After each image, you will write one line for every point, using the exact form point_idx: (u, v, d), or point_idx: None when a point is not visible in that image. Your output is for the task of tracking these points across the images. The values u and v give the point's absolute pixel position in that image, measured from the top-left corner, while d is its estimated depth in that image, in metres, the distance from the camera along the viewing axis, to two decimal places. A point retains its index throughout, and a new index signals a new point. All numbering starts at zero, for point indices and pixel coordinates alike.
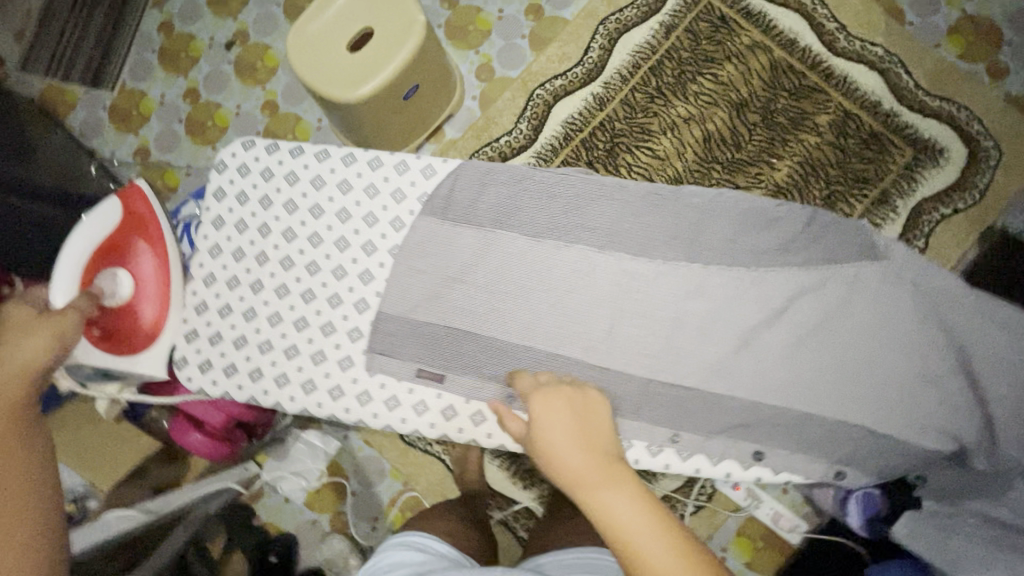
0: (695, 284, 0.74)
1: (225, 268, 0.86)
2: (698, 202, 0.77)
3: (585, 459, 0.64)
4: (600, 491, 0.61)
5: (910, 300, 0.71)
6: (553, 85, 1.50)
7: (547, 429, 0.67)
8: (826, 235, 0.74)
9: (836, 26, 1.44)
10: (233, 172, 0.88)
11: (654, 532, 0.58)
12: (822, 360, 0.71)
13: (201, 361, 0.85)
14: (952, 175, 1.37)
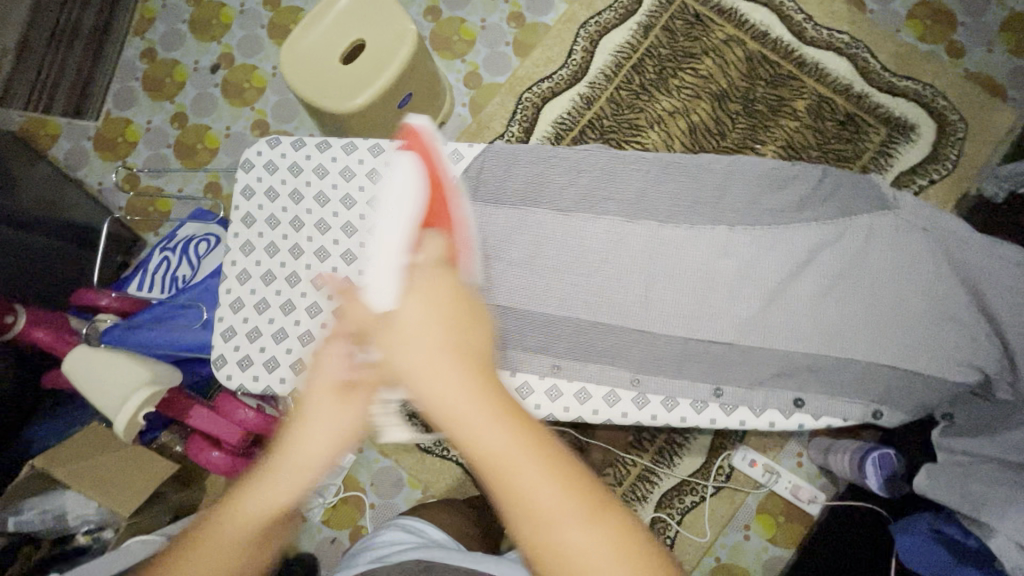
0: (720, 245, 0.75)
1: (260, 263, 0.94)
2: (718, 168, 0.79)
3: (445, 375, 0.49)
4: (463, 418, 0.47)
5: (927, 248, 0.74)
6: (541, 87, 1.54)
7: (396, 339, 0.51)
8: (839, 192, 0.77)
9: (803, 18, 1.52)
10: (261, 170, 0.96)
11: (537, 463, 0.47)
12: (854, 307, 0.73)
13: (240, 358, 0.92)
14: (924, 148, 1.44)
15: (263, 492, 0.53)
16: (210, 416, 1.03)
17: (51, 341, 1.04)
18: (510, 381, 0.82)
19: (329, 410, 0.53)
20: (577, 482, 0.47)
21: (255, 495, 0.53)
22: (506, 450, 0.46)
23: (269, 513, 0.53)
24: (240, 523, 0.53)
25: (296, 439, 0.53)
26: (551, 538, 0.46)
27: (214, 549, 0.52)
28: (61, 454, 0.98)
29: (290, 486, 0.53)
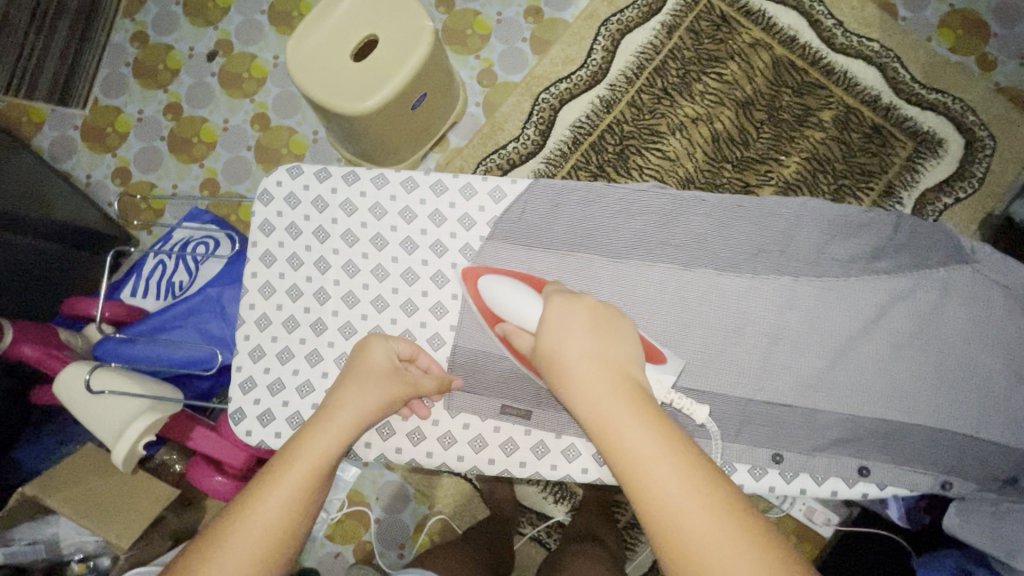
0: (784, 295, 0.71)
1: (280, 308, 0.79)
2: (786, 211, 0.73)
3: (597, 380, 0.54)
4: (605, 408, 0.52)
5: (1002, 303, 0.68)
6: (559, 89, 1.47)
7: (557, 345, 0.57)
8: (914, 240, 0.72)
9: (833, 23, 1.45)
10: (282, 203, 0.79)
11: (668, 455, 0.49)
12: (920, 368, 0.68)
13: (260, 413, 0.77)
14: (951, 165, 1.40)
15: (302, 457, 0.57)
16: (211, 438, 0.97)
17: (40, 357, 0.95)
18: (553, 443, 0.75)
19: (366, 385, 0.63)
20: (707, 476, 0.48)
21: (297, 460, 0.56)
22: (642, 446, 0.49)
23: (312, 472, 0.56)
24: (289, 484, 0.54)
25: (336, 408, 0.61)
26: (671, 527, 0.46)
27: (271, 509, 0.53)
28: (57, 474, 0.93)
29: (326, 451, 0.58)
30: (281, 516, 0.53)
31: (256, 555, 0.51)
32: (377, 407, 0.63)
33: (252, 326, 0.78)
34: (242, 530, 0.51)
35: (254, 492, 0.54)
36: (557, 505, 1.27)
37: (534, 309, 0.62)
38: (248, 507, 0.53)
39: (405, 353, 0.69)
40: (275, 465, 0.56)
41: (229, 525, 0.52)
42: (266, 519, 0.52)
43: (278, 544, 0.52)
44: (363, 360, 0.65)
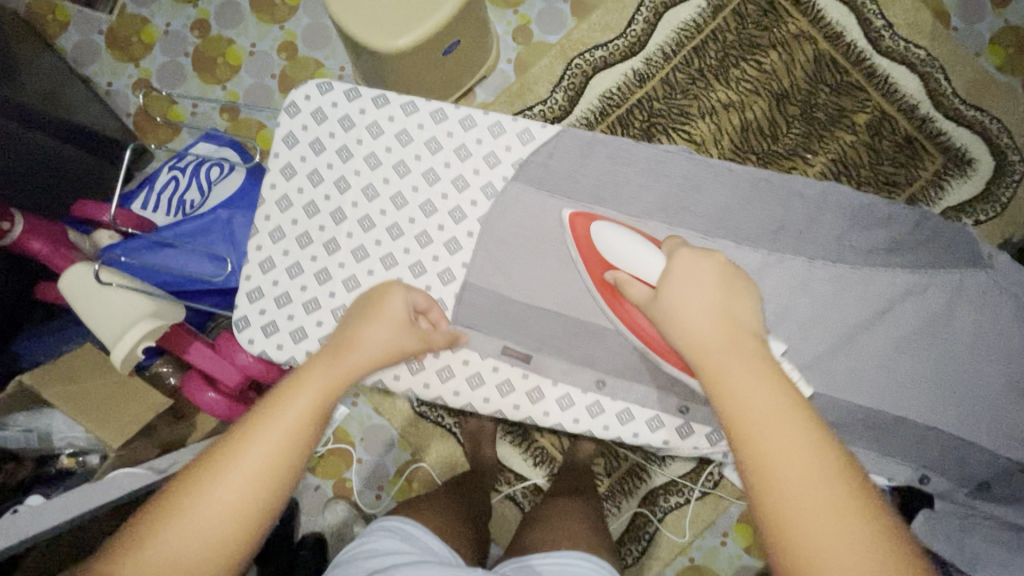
0: (797, 280, 0.71)
1: (295, 222, 0.79)
2: (810, 193, 0.74)
3: (718, 334, 0.53)
4: (721, 360, 0.52)
5: (1011, 313, 0.68)
6: (593, 55, 1.44)
7: (680, 295, 0.56)
8: (933, 240, 0.72)
9: (883, 24, 1.40)
10: (308, 117, 0.79)
11: (775, 412, 0.48)
12: (920, 366, 0.69)
13: (264, 324, 0.77)
14: (976, 186, 1.36)
15: (300, 394, 0.55)
16: (209, 354, 0.98)
17: (48, 254, 0.96)
18: (549, 390, 0.76)
19: (373, 328, 0.62)
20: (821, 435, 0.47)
21: (293, 399, 0.55)
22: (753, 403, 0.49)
23: (310, 411, 0.55)
24: (286, 421, 0.54)
25: (343, 348, 0.60)
26: (770, 477, 0.46)
27: (267, 444, 0.52)
28: (53, 368, 0.94)
29: (325, 389, 0.57)
30: (276, 453, 0.52)
31: (252, 485, 0.51)
32: (382, 354, 0.61)
33: (265, 237, 0.78)
34: (237, 463, 0.51)
35: (248, 428, 0.53)
36: (536, 467, 1.30)
37: (653, 262, 0.61)
38: (243, 440, 0.52)
39: (420, 304, 0.67)
40: (270, 402, 0.55)
41: (223, 457, 0.52)
42: (260, 452, 0.52)
43: (273, 477, 0.52)
44: (379, 302, 0.63)
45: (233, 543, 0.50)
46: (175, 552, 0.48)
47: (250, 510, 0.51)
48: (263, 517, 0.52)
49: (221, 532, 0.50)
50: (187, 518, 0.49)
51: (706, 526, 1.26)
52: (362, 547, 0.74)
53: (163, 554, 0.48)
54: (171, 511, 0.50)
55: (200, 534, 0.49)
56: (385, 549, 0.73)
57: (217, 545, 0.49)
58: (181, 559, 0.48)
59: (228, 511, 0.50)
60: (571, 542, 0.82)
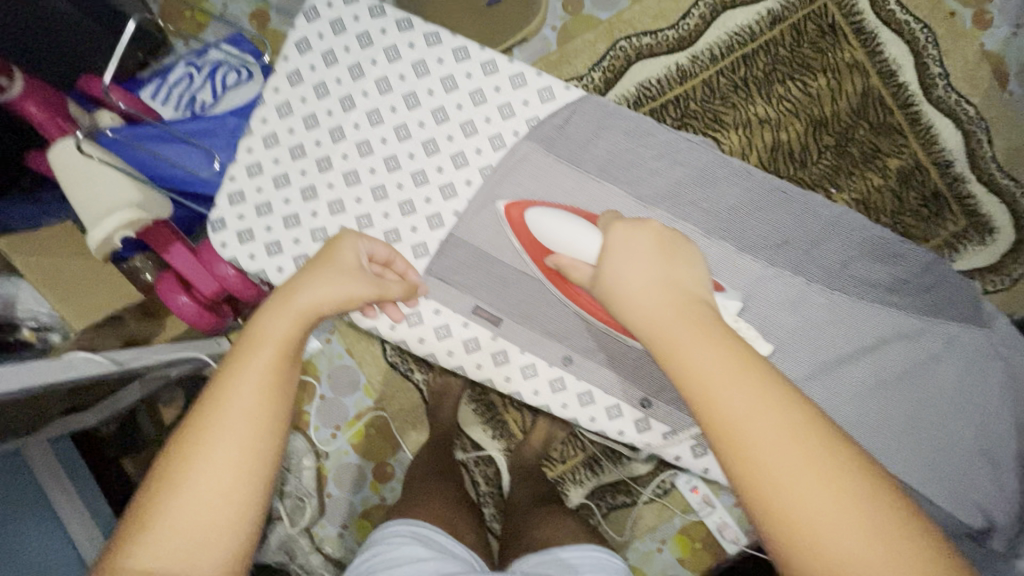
0: (790, 299, 0.69)
1: (292, 132, 0.76)
2: (826, 215, 0.72)
3: (662, 304, 0.50)
4: (673, 331, 0.48)
5: (997, 379, 0.66)
6: (640, 41, 1.39)
7: (618, 269, 0.53)
8: (933, 289, 0.71)
9: (940, 71, 1.35)
10: (326, 25, 0.76)
11: (731, 372, 0.44)
12: (893, 412, 0.67)
13: (241, 230, 0.75)
14: (992, 256, 1.33)
15: (264, 341, 0.53)
16: (190, 260, 0.96)
17: (43, 120, 0.92)
18: (515, 357, 0.74)
19: (328, 274, 0.59)
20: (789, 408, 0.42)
21: (258, 346, 0.52)
22: (709, 371, 0.44)
23: (280, 353, 0.53)
24: (258, 368, 0.51)
25: (294, 292, 0.57)
26: (748, 451, 0.41)
27: (247, 395, 0.49)
28: (31, 241, 0.95)
29: (289, 331, 0.54)
30: (259, 400, 0.49)
31: (244, 444, 0.47)
32: (342, 299, 0.59)
33: (258, 140, 0.76)
34: (221, 422, 0.47)
35: (222, 387, 0.49)
36: (494, 439, 1.29)
37: (594, 243, 0.59)
38: (220, 398, 0.49)
39: (379, 256, 0.66)
40: (236, 358, 0.52)
41: (201, 425, 0.47)
42: (243, 404, 0.49)
43: (263, 427, 0.49)
44: (330, 252, 0.61)
45: (245, 499, 0.46)
46: (184, 527, 0.44)
47: (252, 464, 0.47)
48: (267, 475, 0.48)
49: (227, 494, 0.46)
50: (186, 489, 0.45)
51: (648, 529, 1.27)
52: (387, 556, 0.67)
53: (174, 531, 0.44)
54: (165, 490, 0.45)
55: (206, 503, 0.45)
56: (417, 555, 0.67)
57: (231, 508, 0.45)
58: (194, 531, 0.44)
59: (229, 468, 0.46)
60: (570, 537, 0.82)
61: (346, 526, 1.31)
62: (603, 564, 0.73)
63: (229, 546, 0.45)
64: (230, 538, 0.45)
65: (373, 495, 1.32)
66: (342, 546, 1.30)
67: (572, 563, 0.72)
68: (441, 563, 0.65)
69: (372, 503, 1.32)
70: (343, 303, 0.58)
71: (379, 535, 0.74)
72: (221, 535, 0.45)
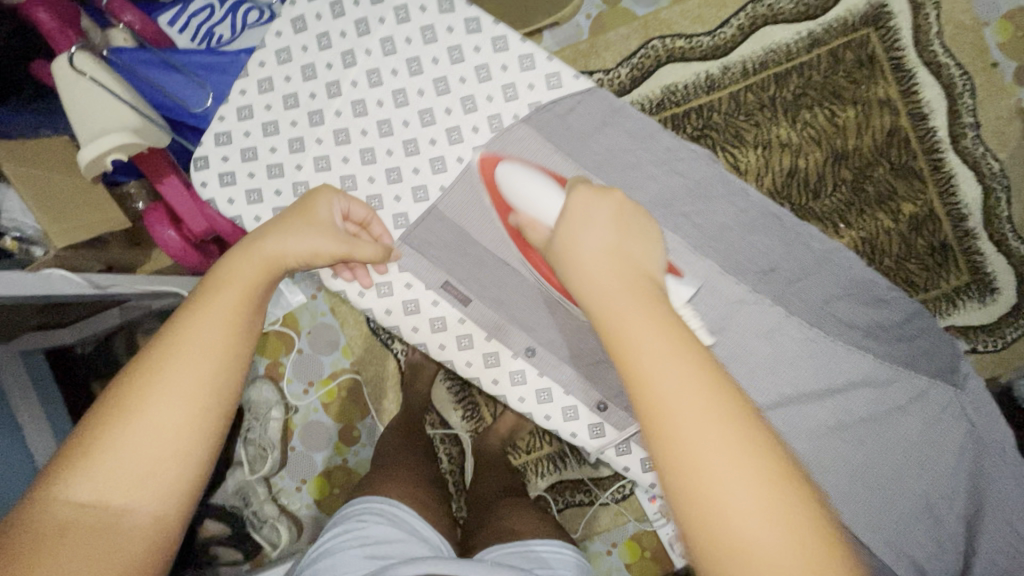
0: (768, 329, 0.68)
1: (288, 80, 0.74)
2: (818, 248, 0.71)
3: (612, 276, 0.47)
4: (619, 305, 0.45)
5: (961, 442, 0.66)
6: (672, 43, 1.35)
7: (573, 238, 0.50)
8: (914, 341, 0.70)
9: (970, 121, 1.32)
10: None
11: (664, 354, 0.42)
12: (853, 459, 0.66)
13: (223, 172, 0.74)
14: (988, 316, 1.32)
15: (229, 283, 0.52)
16: (181, 193, 0.95)
17: (53, 30, 0.89)
18: (480, 343, 0.74)
19: (301, 226, 0.58)
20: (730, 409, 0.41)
21: (222, 288, 0.51)
22: (653, 352, 0.42)
23: (244, 298, 0.51)
24: (219, 311, 0.49)
25: (265, 238, 0.56)
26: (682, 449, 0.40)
27: (207, 336, 0.48)
28: (26, 148, 0.91)
29: (253, 278, 0.53)
30: (218, 343, 0.48)
31: (200, 385, 0.46)
32: (311, 253, 0.57)
33: (253, 82, 0.74)
34: (175, 362, 0.46)
35: (181, 326, 0.48)
36: (462, 419, 1.30)
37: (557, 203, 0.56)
38: (177, 337, 0.47)
39: (357, 215, 0.65)
40: (198, 299, 0.50)
41: (155, 360, 0.46)
42: (203, 343, 0.47)
43: (218, 370, 0.47)
44: (308, 205, 0.60)
45: (196, 440, 0.45)
46: (133, 461, 0.43)
47: (206, 404, 0.46)
48: (222, 416, 0.47)
49: (179, 432, 0.44)
50: (134, 426, 0.43)
51: (599, 531, 1.27)
52: (360, 534, 0.67)
53: (121, 465, 0.43)
54: (111, 424, 0.43)
55: (156, 441, 0.44)
56: (388, 538, 0.68)
57: (182, 447, 0.45)
58: (141, 467, 0.43)
59: (182, 405, 0.45)
60: (519, 531, 0.81)
61: (305, 481, 1.32)
62: (569, 561, 0.75)
63: (178, 483, 0.44)
64: (178, 478, 0.44)
65: (336, 456, 1.33)
66: (298, 500, 1.32)
67: (545, 557, 0.72)
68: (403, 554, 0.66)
69: (333, 463, 1.32)
70: (312, 258, 0.57)
71: (350, 510, 0.74)
72: (168, 473, 0.44)
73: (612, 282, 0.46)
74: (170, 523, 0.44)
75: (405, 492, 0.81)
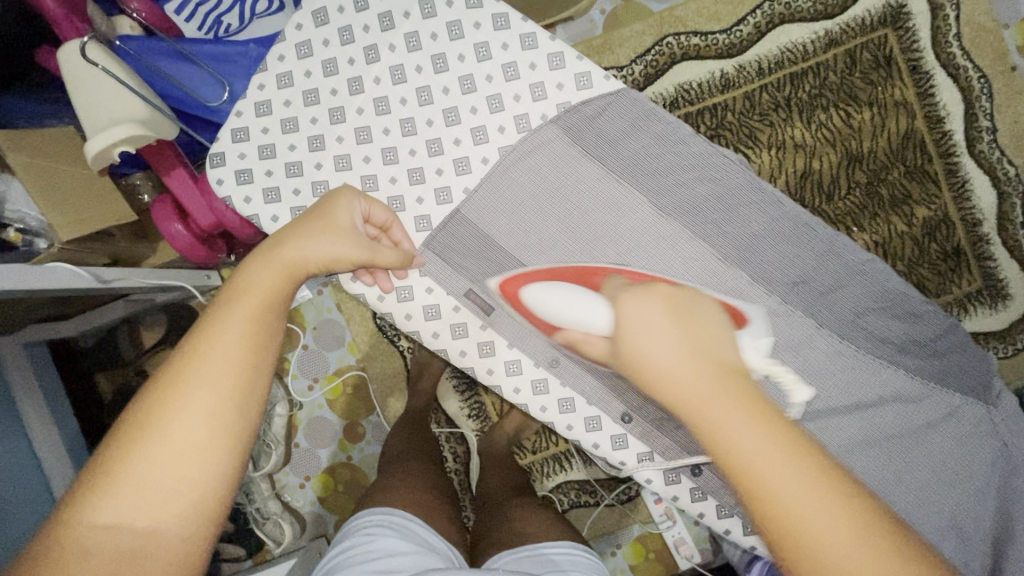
0: (796, 341, 0.66)
1: (308, 75, 0.72)
2: (849, 258, 0.70)
3: (698, 380, 0.44)
4: (716, 415, 0.42)
5: (989, 458, 0.65)
6: (688, 41, 1.33)
7: (643, 349, 0.46)
8: (943, 355, 0.69)
9: (990, 126, 1.30)
10: None
11: (803, 481, 0.40)
12: (879, 473, 0.65)
13: (240, 169, 0.72)
14: (1000, 323, 1.31)
15: (247, 291, 0.50)
16: (189, 185, 0.93)
17: (59, 17, 0.87)
18: (502, 350, 0.72)
19: (319, 231, 0.56)
20: (864, 516, 0.39)
21: (241, 296, 0.50)
22: (768, 467, 0.40)
23: (264, 307, 0.50)
24: (239, 319, 0.48)
25: (283, 243, 0.54)
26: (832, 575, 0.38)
27: (228, 347, 0.46)
28: (29, 136, 0.88)
29: (273, 286, 0.52)
30: (240, 354, 0.47)
31: (223, 397, 0.45)
32: (330, 258, 0.56)
33: (272, 77, 0.72)
34: (196, 375, 0.45)
35: (201, 338, 0.47)
36: (470, 419, 1.29)
37: (601, 308, 0.52)
38: (198, 349, 0.46)
39: (376, 218, 0.63)
40: (217, 309, 0.49)
41: (176, 373, 0.45)
42: (223, 353, 0.46)
43: (240, 381, 0.46)
44: (325, 209, 0.58)
45: (221, 455, 0.44)
46: (156, 477, 0.42)
47: (230, 416, 0.45)
48: (246, 427, 0.46)
49: (203, 445, 0.43)
50: (157, 444, 0.42)
51: (603, 531, 1.27)
52: (366, 549, 0.66)
53: (144, 483, 0.42)
54: (133, 440, 0.42)
55: (180, 458, 0.42)
56: (396, 550, 0.66)
57: (206, 463, 0.43)
58: (166, 482, 0.42)
59: (206, 418, 0.44)
60: (530, 536, 0.80)
61: (309, 478, 1.31)
62: (581, 561, 0.74)
63: (204, 498, 0.43)
64: (201, 494, 0.43)
65: (341, 453, 1.31)
66: (302, 497, 1.30)
67: (558, 561, 0.72)
68: (414, 563, 0.64)
69: (339, 461, 1.31)
70: (332, 263, 0.55)
71: (355, 524, 0.73)
72: (192, 489, 0.43)
73: (704, 390, 0.43)
74: (198, 541, 0.43)
75: (415, 497, 0.80)
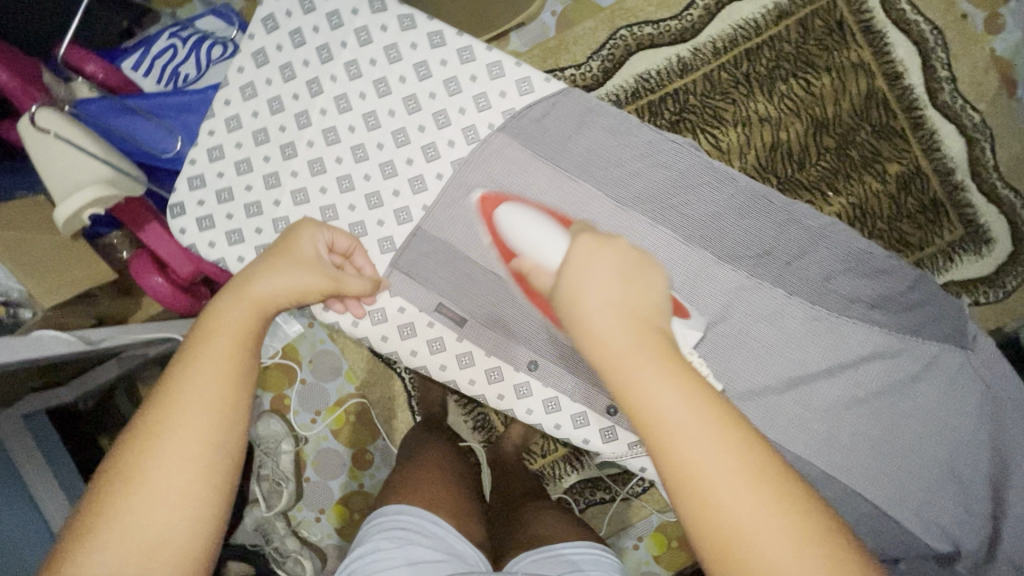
0: (770, 312, 0.67)
1: (255, 115, 0.73)
2: (811, 225, 0.71)
3: (618, 327, 0.48)
4: (628, 361, 0.46)
5: (976, 403, 0.65)
6: (642, 31, 1.35)
7: (579, 288, 0.50)
8: (917, 308, 0.70)
9: (947, 75, 1.32)
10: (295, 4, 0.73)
11: (694, 420, 0.45)
12: (869, 431, 0.65)
13: (201, 216, 0.73)
14: (988, 267, 1.31)
15: (219, 331, 0.51)
16: (163, 238, 0.94)
17: (14, 87, 0.87)
18: (480, 359, 0.73)
19: (285, 263, 0.57)
20: (739, 449, 0.44)
21: (213, 337, 0.51)
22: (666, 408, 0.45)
23: (235, 344, 0.51)
24: (212, 361, 0.49)
25: (250, 281, 0.55)
26: (705, 499, 0.43)
27: (202, 391, 0.47)
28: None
29: (243, 323, 0.52)
30: (215, 396, 0.47)
31: (202, 439, 0.46)
32: (300, 291, 0.57)
33: (220, 121, 0.73)
34: (173, 421, 0.45)
35: (174, 384, 0.47)
36: (474, 431, 1.29)
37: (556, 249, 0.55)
38: (173, 395, 0.47)
39: (341, 247, 0.64)
40: (189, 352, 0.50)
41: (153, 422, 0.45)
42: (199, 397, 0.47)
43: (218, 423, 0.47)
44: (289, 243, 0.59)
45: (205, 497, 0.45)
46: (141, 526, 0.42)
47: (210, 457, 0.45)
48: (228, 467, 0.46)
49: (184, 490, 0.44)
50: (139, 495, 0.43)
51: (623, 527, 1.26)
52: (385, 555, 0.67)
53: (132, 533, 0.42)
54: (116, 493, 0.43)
55: (165, 505, 0.43)
56: (416, 556, 0.67)
57: (190, 505, 0.44)
58: (151, 531, 0.42)
59: (186, 462, 0.44)
60: (542, 539, 0.80)
61: (324, 510, 1.30)
62: (600, 559, 0.74)
63: (191, 542, 0.43)
64: (189, 538, 0.43)
65: (352, 482, 1.31)
66: (319, 531, 1.30)
67: (576, 560, 0.71)
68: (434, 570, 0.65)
69: (351, 489, 1.31)
70: (298, 297, 0.56)
71: (374, 523, 0.73)
72: (180, 534, 0.43)
73: (618, 331, 0.47)
74: None
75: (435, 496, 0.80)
